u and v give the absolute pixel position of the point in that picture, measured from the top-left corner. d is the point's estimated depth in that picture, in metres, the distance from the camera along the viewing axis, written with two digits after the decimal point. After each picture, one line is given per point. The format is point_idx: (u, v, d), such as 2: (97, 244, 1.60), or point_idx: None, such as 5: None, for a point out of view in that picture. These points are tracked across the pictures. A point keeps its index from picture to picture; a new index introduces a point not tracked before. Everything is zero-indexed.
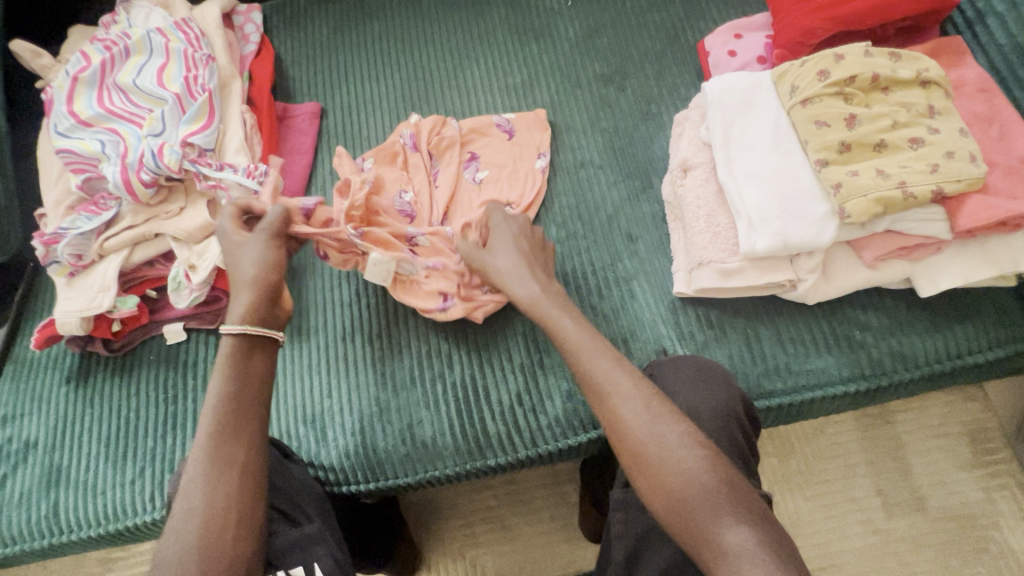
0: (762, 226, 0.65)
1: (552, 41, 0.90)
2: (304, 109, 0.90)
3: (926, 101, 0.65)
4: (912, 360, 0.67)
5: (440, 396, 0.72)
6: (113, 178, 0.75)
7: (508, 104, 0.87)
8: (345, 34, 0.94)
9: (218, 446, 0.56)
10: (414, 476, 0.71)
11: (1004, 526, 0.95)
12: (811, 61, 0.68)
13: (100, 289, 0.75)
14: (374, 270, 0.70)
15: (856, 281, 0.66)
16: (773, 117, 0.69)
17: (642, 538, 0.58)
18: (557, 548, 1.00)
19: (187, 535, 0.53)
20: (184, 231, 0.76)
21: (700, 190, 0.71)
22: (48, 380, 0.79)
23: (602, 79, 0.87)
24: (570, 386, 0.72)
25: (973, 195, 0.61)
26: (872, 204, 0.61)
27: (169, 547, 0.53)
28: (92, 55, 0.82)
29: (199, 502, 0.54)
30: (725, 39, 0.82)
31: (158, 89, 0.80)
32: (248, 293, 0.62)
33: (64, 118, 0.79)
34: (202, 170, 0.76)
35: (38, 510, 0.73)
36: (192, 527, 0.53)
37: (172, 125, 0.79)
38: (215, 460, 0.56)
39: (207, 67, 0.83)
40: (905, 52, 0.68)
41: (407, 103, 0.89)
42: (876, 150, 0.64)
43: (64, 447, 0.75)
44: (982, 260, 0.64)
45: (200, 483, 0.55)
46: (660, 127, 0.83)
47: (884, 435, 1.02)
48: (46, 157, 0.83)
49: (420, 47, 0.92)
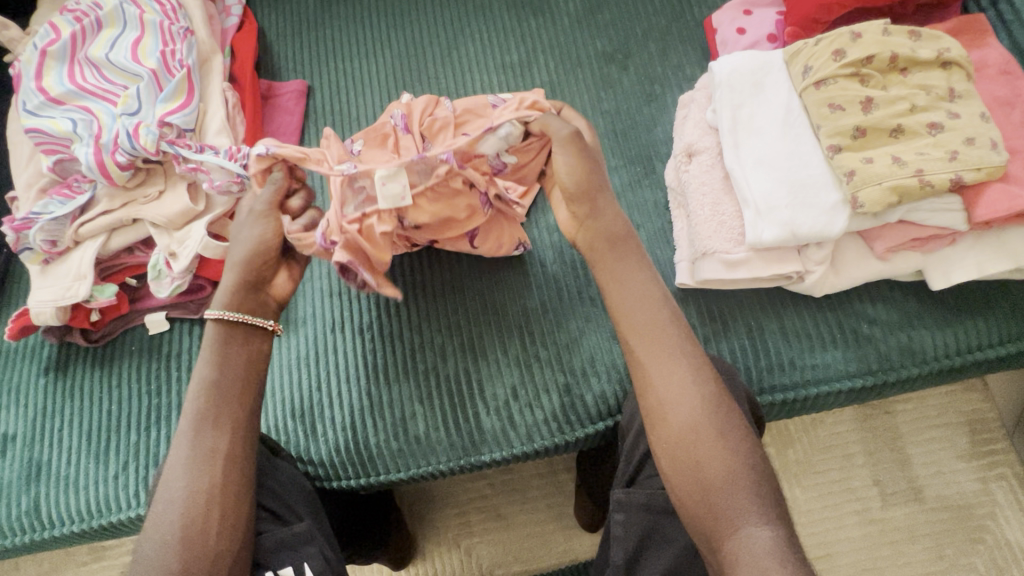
0: (771, 215, 0.62)
1: (552, 16, 0.85)
2: (289, 87, 0.85)
3: (947, 83, 0.62)
4: (921, 354, 0.65)
5: (432, 390, 0.70)
6: (86, 160, 0.70)
7: (506, 83, 0.83)
8: (333, 7, 0.89)
9: (215, 437, 0.55)
10: (405, 472, 0.69)
11: (1000, 516, 0.95)
12: (826, 39, 0.64)
13: (76, 278, 0.72)
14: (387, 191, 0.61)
15: (866, 274, 0.64)
16: (785, 99, 0.66)
17: (644, 539, 0.56)
18: (552, 536, 0.99)
19: (181, 526, 0.52)
20: (163, 217, 0.72)
21: (705, 176, 0.68)
22: (26, 372, 0.76)
23: (604, 58, 0.83)
24: (568, 379, 0.69)
25: (993, 184, 0.58)
26: (887, 194, 0.58)
27: (160, 540, 0.52)
28: (62, 27, 0.77)
29: (192, 493, 0.53)
30: (733, 15, 0.78)
31: (133, 65, 0.75)
32: (232, 273, 0.61)
33: (32, 95, 0.75)
34: (180, 152, 0.72)
35: (18, 506, 0.71)
36: (185, 518, 0.52)
37: (148, 103, 0.74)
38: (206, 454, 0.55)
39: (185, 41, 0.78)
40: (926, 31, 0.64)
41: (398, 82, 0.85)
42: (892, 135, 0.60)
43: (44, 442, 0.73)
44: (998, 252, 0.61)
45: (195, 474, 0.54)
46: (665, 110, 0.79)
47: (883, 426, 1.01)
48: (16, 138, 0.79)
49: (412, 21, 0.87)
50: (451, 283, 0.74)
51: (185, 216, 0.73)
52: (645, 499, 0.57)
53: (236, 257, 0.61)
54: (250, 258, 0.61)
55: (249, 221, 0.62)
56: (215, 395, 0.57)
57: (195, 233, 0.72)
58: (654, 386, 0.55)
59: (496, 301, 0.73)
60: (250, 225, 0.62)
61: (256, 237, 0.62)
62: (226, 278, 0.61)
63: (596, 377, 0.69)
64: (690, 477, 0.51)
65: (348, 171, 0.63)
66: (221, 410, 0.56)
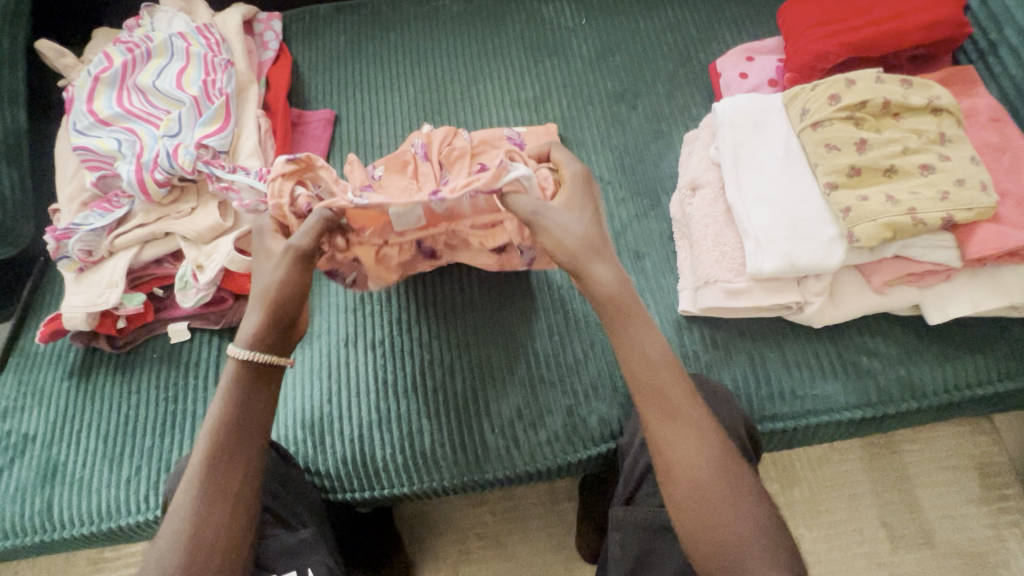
0: (770, 246, 0.65)
1: (565, 57, 0.92)
2: (318, 116, 0.91)
3: (938, 128, 0.65)
4: (920, 388, 0.66)
5: (439, 406, 0.72)
6: (128, 176, 0.76)
7: (520, 117, 0.88)
8: (362, 45, 0.96)
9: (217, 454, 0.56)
10: (411, 486, 0.71)
11: (1014, 565, 0.93)
12: (823, 85, 0.68)
13: (108, 285, 0.75)
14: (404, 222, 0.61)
15: (863, 306, 0.66)
16: (784, 139, 0.69)
17: (640, 558, 0.57)
18: (552, 568, 0.99)
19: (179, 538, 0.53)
20: (193, 232, 0.77)
21: (708, 210, 0.71)
22: (51, 375, 0.79)
23: (614, 97, 0.88)
24: (572, 401, 0.71)
25: (984, 224, 0.60)
26: (882, 229, 0.60)
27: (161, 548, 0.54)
28: (114, 56, 0.85)
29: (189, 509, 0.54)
30: (737, 61, 0.82)
31: (177, 92, 0.82)
32: (258, 314, 0.58)
33: (83, 116, 0.81)
34: (214, 172, 0.77)
35: (33, 505, 0.73)
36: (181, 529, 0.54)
37: (188, 126, 0.80)
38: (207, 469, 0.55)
39: (225, 71, 0.84)
40: (917, 80, 0.67)
41: (420, 114, 0.90)
42: (886, 175, 0.63)
43: (63, 443, 0.75)
44: (993, 289, 0.63)
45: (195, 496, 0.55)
46: (670, 146, 0.84)
47: (890, 466, 1.00)
48: (62, 154, 0.85)
49: (435, 60, 0.94)
50: (461, 302, 0.77)
51: (214, 231, 0.77)
52: (643, 519, 0.58)
53: (264, 293, 0.58)
54: (269, 291, 0.57)
55: (271, 263, 0.58)
56: (210, 419, 0.57)
57: (222, 247, 0.76)
58: (670, 421, 0.54)
59: (504, 321, 0.76)
60: (273, 267, 0.58)
61: (285, 281, 0.57)
62: (250, 316, 0.58)
63: (599, 400, 0.71)
64: (692, 507, 0.52)
65: (355, 203, 0.58)
66: (222, 426, 0.56)
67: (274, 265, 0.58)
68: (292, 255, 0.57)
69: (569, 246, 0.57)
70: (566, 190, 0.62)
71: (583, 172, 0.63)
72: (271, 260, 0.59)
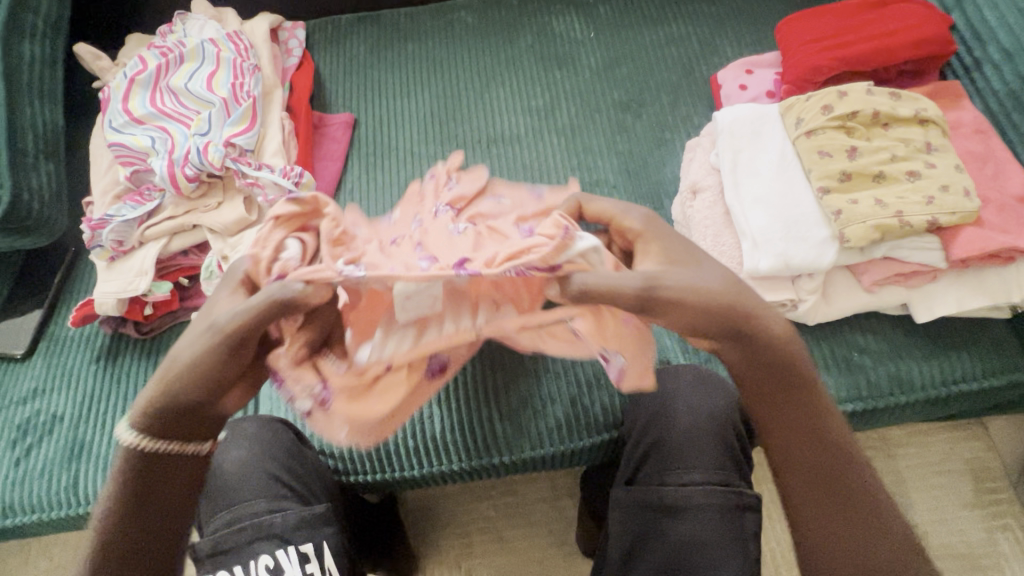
0: (766, 246, 0.68)
1: (574, 68, 0.97)
2: (338, 119, 0.96)
3: (924, 138, 0.69)
4: (909, 384, 0.69)
5: (449, 394, 0.75)
6: (160, 171, 0.80)
7: (531, 123, 0.93)
8: (381, 53, 1.01)
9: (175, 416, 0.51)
10: (420, 469, 0.74)
11: (1006, 568, 0.95)
12: (817, 96, 0.73)
13: (138, 273, 0.79)
14: (415, 304, 0.54)
15: (854, 304, 0.69)
16: (780, 146, 0.74)
17: (640, 534, 0.60)
18: (553, 562, 1.01)
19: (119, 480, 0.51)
20: (220, 224, 0.81)
21: (708, 212, 0.75)
22: (79, 358, 0.83)
23: (620, 106, 0.92)
24: (575, 391, 0.74)
25: (967, 228, 0.64)
26: (870, 231, 0.64)
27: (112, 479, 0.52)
28: (149, 59, 0.90)
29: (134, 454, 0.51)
30: (737, 73, 0.86)
31: (208, 94, 0.86)
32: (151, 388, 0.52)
33: (119, 115, 0.86)
34: (242, 169, 0.82)
35: (59, 482, 0.76)
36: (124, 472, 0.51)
37: (217, 126, 0.85)
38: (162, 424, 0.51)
39: (252, 76, 0.90)
40: (905, 92, 0.72)
41: (435, 119, 0.95)
42: (875, 180, 0.67)
43: (90, 422, 0.79)
44: (976, 290, 0.67)
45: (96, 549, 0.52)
46: (673, 153, 0.88)
47: (885, 470, 1.02)
48: (96, 150, 0.89)
49: (450, 69, 0.99)
50: None
51: (239, 224, 0.82)
52: (643, 497, 0.61)
53: (173, 362, 0.50)
54: (167, 369, 0.51)
55: (199, 330, 0.50)
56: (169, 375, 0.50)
57: (246, 240, 0.81)
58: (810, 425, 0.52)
59: None
60: (207, 331, 0.50)
61: (200, 357, 0.49)
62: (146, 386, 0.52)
63: (601, 390, 0.74)
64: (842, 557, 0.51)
65: (349, 275, 0.49)
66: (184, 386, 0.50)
67: (198, 334, 0.50)
68: (251, 317, 0.48)
69: (719, 298, 0.50)
70: (641, 248, 0.56)
71: (650, 217, 0.58)
72: (224, 311, 0.51)
